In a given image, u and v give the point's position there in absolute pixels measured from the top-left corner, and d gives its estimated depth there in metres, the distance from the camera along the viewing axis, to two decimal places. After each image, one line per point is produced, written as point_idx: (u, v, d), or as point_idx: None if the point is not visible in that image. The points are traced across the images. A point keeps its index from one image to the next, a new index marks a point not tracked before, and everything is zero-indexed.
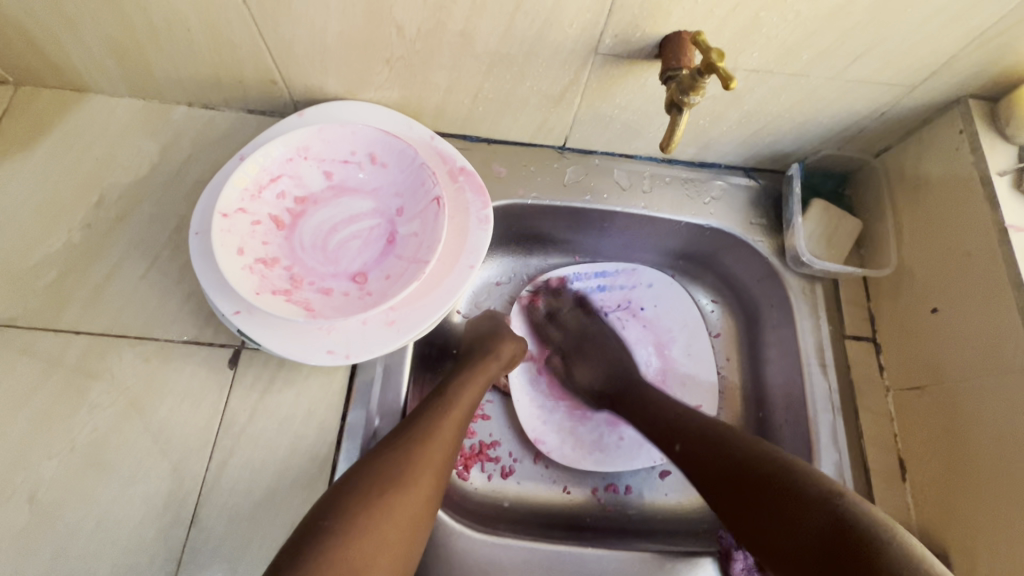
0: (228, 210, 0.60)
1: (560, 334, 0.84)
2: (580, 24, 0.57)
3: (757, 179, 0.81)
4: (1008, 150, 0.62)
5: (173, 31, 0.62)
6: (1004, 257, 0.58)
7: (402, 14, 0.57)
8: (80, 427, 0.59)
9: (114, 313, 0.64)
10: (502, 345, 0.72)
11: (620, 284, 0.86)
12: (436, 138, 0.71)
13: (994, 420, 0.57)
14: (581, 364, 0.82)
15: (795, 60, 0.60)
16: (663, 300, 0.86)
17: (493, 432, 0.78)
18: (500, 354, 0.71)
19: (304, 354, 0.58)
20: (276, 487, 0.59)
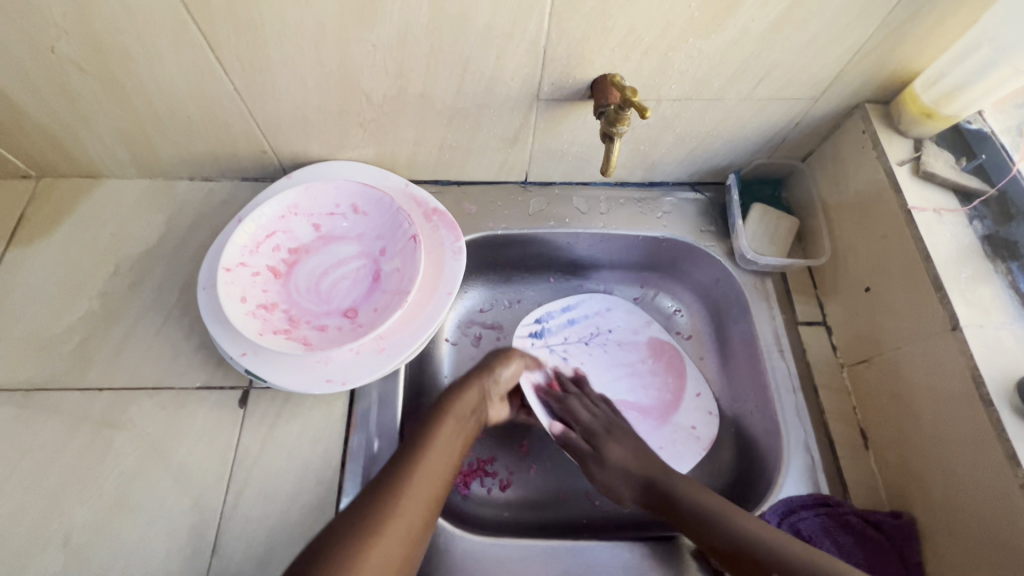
0: (231, 265, 0.68)
1: (588, 415, 0.80)
2: (521, 76, 0.67)
3: (702, 192, 0.90)
4: (905, 142, 0.71)
5: (175, 118, 0.72)
6: (913, 233, 0.65)
7: (369, 84, 0.67)
8: (107, 474, 0.65)
9: (133, 368, 0.71)
10: (489, 373, 0.76)
11: (586, 316, 0.92)
12: (410, 185, 0.80)
13: (926, 378, 0.63)
14: (614, 445, 0.75)
15: (708, 87, 0.70)
16: (629, 319, 0.92)
17: (489, 448, 0.83)
18: (485, 381, 0.75)
19: (304, 384, 0.65)
20: (288, 510, 0.64)
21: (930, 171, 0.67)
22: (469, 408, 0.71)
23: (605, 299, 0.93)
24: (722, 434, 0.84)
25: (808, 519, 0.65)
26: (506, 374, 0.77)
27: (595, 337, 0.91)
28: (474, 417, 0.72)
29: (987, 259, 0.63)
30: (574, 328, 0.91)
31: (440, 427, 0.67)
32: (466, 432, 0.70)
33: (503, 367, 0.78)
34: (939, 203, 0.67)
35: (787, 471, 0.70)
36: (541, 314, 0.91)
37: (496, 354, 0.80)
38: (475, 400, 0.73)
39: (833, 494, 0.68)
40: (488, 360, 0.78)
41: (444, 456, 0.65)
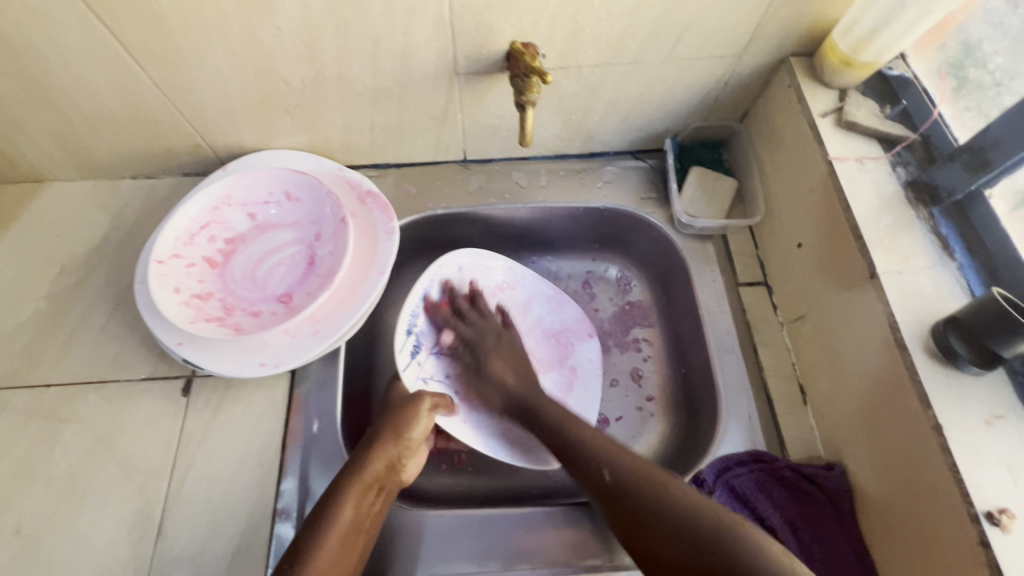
0: (163, 257, 0.70)
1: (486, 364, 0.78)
2: (434, 51, 0.67)
3: (644, 159, 0.90)
4: (830, 93, 0.70)
5: (102, 116, 0.73)
6: (835, 184, 0.65)
7: (285, 69, 0.68)
8: (56, 465, 0.67)
9: (80, 363, 0.73)
10: (401, 433, 0.67)
11: (445, 291, 0.83)
12: (344, 169, 0.80)
13: (851, 331, 0.63)
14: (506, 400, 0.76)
15: (626, 50, 0.69)
16: (487, 279, 0.87)
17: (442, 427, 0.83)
18: (396, 442, 0.66)
19: (239, 369, 0.66)
20: (229, 491, 0.65)
21: (852, 120, 0.66)
22: (377, 478, 0.63)
23: (457, 259, 0.83)
24: (671, 399, 0.84)
25: (742, 475, 0.66)
26: (421, 429, 0.69)
27: (465, 311, 0.85)
28: (384, 489, 0.63)
29: (909, 206, 0.63)
30: (445, 311, 0.83)
31: (341, 508, 0.59)
32: (376, 508, 0.62)
33: (416, 422, 0.69)
34: (861, 152, 0.66)
35: (725, 431, 0.70)
36: (409, 321, 0.78)
37: (408, 401, 0.71)
38: (385, 467, 0.64)
39: (770, 450, 0.69)
40: (400, 413, 0.69)
41: (345, 545, 0.57)
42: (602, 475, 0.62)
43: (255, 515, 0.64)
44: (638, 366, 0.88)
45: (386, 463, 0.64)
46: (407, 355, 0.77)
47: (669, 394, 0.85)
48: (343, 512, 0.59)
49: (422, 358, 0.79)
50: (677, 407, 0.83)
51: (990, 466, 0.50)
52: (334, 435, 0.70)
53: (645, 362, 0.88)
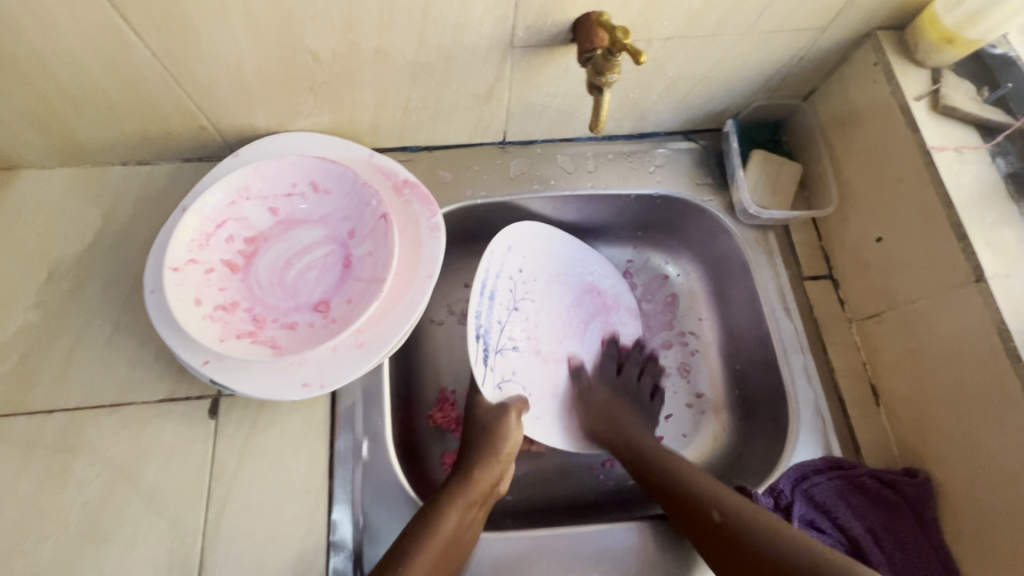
0: (178, 264, 0.60)
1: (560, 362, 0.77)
2: (491, 21, 0.58)
3: (696, 140, 0.82)
4: (922, 74, 0.64)
5: (87, 94, 0.61)
6: (932, 177, 0.60)
7: (313, 40, 0.57)
8: (70, 504, 0.59)
9: (85, 384, 0.64)
10: (502, 446, 0.67)
11: (500, 276, 0.75)
12: (375, 155, 0.71)
13: (946, 336, 0.59)
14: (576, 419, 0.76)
15: (705, 22, 0.61)
16: (533, 254, 0.80)
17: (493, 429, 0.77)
18: (500, 457, 0.67)
19: (278, 391, 0.59)
20: (276, 524, 0.59)
21: (950, 105, 0.61)
22: (482, 493, 0.64)
23: (506, 239, 0.76)
24: (726, 397, 0.80)
25: (822, 484, 0.63)
26: (517, 442, 0.69)
27: (517, 294, 0.78)
28: (484, 505, 0.64)
29: (1012, 201, 0.59)
30: (501, 297, 0.75)
31: (446, 516, 0.59)
32: (477, 523, 0.62)
33: (514, 435, 0.68)
34: (959, 140, 0.61)
35: (798, 435, 0.67)
36: (476, 324, 0.70)
37: (498, 410, 0.69)
38: (488, 484, 0.65)
39: (846, 457, 0.66)
40: (495, 424, 0.68)
41: (446, 553, 0.57)
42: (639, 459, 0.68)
43: (309, 549, 0.58)
44: (686, 361, 0.84)
45: (489, 482, 0.66)
46: (482, 364, 0.70)
47: (722, 391, 0.81)
48: (448, 520, 0.59)
49: (493, 361, 0.72)
50: (731, 404, 0.80)
51: None
52: (385, 457, 0.64)
53: (695, 357, 0.84)
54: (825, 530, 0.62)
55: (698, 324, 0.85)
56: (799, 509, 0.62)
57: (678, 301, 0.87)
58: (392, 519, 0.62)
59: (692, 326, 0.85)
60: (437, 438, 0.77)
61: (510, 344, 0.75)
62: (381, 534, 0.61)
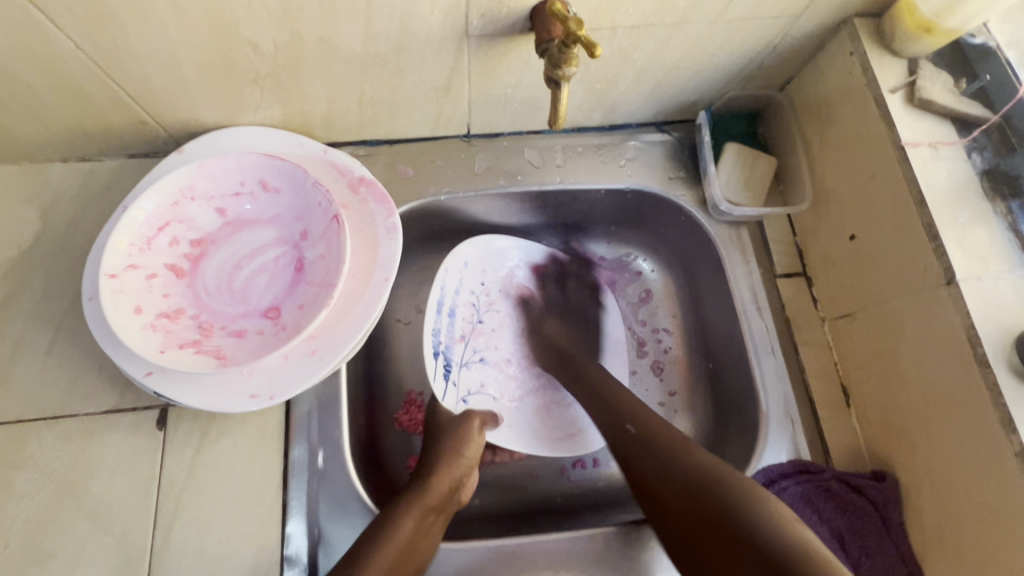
0: (116, 269, 0.57)
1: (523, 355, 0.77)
2: (442, 9, 0.54)
3: (670, 132, 0.79)
4: (899, 64, 0.61)
5: (12, 89, 0.57)
6: (905, 173, 0.57)
7: (250, 29, 0.53)
8: (10, 522, 0.56)
9: (25, 396, 0.61)
10: (461, 451, 0.66)
11: (459, 292, 0.79)
12: (329, 150, 0.67)
13: (916, 339, 0.58)
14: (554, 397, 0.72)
15: (672, 9, 0.58)
16: (492, 270, 0.82)
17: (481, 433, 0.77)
18: (461, 460, 0.66)
19: (225, 403, 0.56)
20: (228, 538, 0.57)
21: (927, 98, 0.58)
22: (441, 498, 0.62)
23: (461, 254, 0.79)
24: (698, 396, 0.79)
25: (789, 488, 0.62)
26: (475, 447, 0.68)
27: (479, 308, 0.81)
28: (445, 510, 0.62)
29: (986, 199, 0.56)
30: (463, 311, 0.79)
31: (400, 521, 0.57)
32: (436, 529, 0.60)
33: (471, 442, 0.68)
34: (935, 135, 0.58)
35: (767, 437, 0.66)
36: (433, 341, 0.73)
37: (457, 421, 0.69)
38: (448, 488, 0.63)
39: (814, 460, 0.65)
40: (455, 431, 0.68)
41: (401, 561, 0.55)
42: (625, 428, 0.64)
43: (261, 564, 0.57)
44: (658, 360, 0.82)
45: (449, 485, 0.64)
46: (441, 379, 0.73)
47: (694, 391, 0.79)
48: (403, 527, 0.57)
49: (455, 375, 0.76)
50: (703, 405, 0.78)
51: None
52: (341, 468, 0.62)
53: (668, 356, 0.82)
54: None
55: (673, 323, 0.83)
56: None
57: (652, 300, 0.85)
58: (349, 531, 0.60)
59: (665, 323, 0.83)
60: (403, 442, 0.75)
61: (475, 357, 0.79)
62: (337, 546, 0.59)
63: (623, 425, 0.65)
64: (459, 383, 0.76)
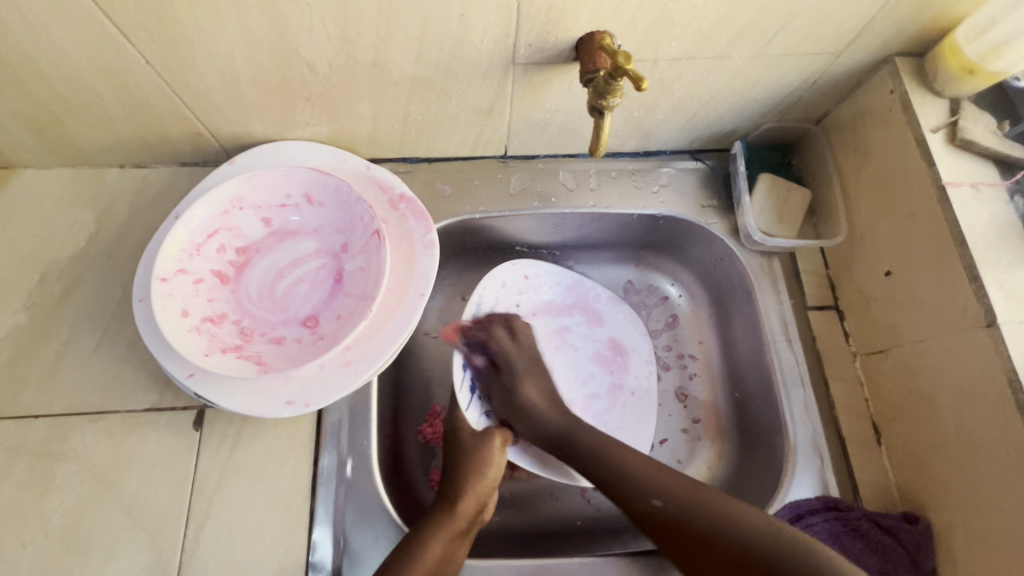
0: (166, 274, 0.59)
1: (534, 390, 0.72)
2: (492, 38, 0.56)
3: (704, 160, 0.80)
4: (940, 104, 0.61)
5: (83, 98, 0.61)
6: (946, 213, 0.57)
7: (309, 52, 0.56)
8: (51, 512, 0.58)
9: (71, 390, 0.63)
10: (485, 471, 0.66)
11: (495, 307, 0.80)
12: (371, 167, 0.70)
13: (954, 379, 0.57)
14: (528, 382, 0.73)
15: (715, 44, 0.59)
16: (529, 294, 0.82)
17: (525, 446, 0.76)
18: (484, 479, 0.66)
19: (262, 408, 0.58)
20: (255, 541, 0.58)
21: (969, 138, 0.58)
22: (467, 518, 0.62)
23: (499, 276, 0.80)
24: (724, 425, 0.78)
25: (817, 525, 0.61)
26: (499, 466, 0.68)
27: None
28: (470, 532, 0.63)
29: None
30: None
31: (429, 542, 0.58)
32: (462, 552, 0.60)
33: (494, 460, 0.68)
34: (976, 177, 0.58)
35: (794, 472, 0.65)
36: (461, 356, 0.75)
37: (480, 438, 0.69)
38: (474, 508, 0.64)
39: (843, 497, 0.63)
40: (477, 449, 0.68)
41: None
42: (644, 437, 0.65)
43: (287, 569, 0.58)
44: (683, 386, 0.82)
45: (474, 506, 0.64)
46: (466, 392, 0.74)
47: (719, 419, 0.79)
48: (431, 550, 0.57)
49: (481, 390, 0.76)
50: (730, 435, 0.78)
51: None
52: (369, 477, 0.63)
53: (694, 383, 0.82)
54: None
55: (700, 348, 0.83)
56: None
57: (678, 326, 0.85)
58: (374, 542, 0.61)
59: (691, 348, 0.83)
60: (427, 456, 0.76)
61: None
62: (361, 557, 0.60)
63: (649, 500, 0.59)
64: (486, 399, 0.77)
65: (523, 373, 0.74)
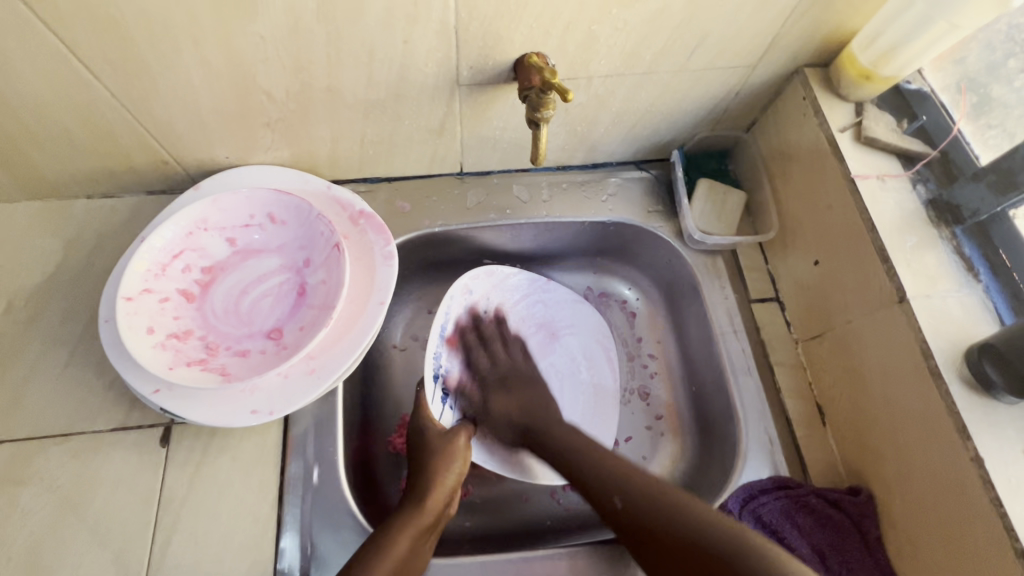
0: (132, 293, 0.62)
1: (489, 363, 0.79)
2: (435, 62, 0.61)
3: (648, 170, 0.86)
4: (846, 107, 0.68)
5: (50, 132, 0.64)
6: (857, 203, 0.63)
7: (266, 80, 0.60)
8: (13, 536, 0.58)
9: (37, 415, 0.64)
10: (450, 465, 0.67)
11: (462, 319, 0.79)
12: (332, 187, 0.74)
13: (878, 353, 0.61)
14: (499, 397, 0.76)
15: (640, 61, 0.65)
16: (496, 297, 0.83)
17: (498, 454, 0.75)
18: (450, 474, 0.67)
19: (227, 418, 0.59)
20: (223, 552, 0.59)
21: (872, 136, 0.65)
22: (435, 515, 0.64)
23: (467, 283, 0.79)
24: (683, 418, 0.81)
25: (768, 503, 0.64)
26: (464, 461, 0.69)
27: (483, 333, 0.81)
28: (436, 527, 0.64)
29: (932, 225, 0.61)
30: (464, 337, 0.79)
31: (395, 539, 0.59)
32: (427, 547, 0.62)
33: (460, 456, 0.69)
34: (883, 169, 0.64)
35: (745, 456, 0.68)
36: (434, 365, 0.74)
37: (445, 436, 0.70)
38: (441, 505, 0.65)
39: (792, 476, 0.67)
40: (441, 446, 0.69)
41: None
42: (613, 503, 0.61)
43: None
44: (645, 384, 0.85)
45: (441, 502, 0.65)
46: (438, 402, 0.74)
47: (679, 413, 0.82)
48: (398, 547, 0.58)
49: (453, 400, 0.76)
50: (689, 428, 0.80)
51: None
52: (335, 483, 0.64)
53: (655, 381, 0.85)
54: None
55: (658, 347, 0.87)
56: None
57: (636, 327, 0.89)
58: (340, 545, 0.62)
59: (650, 348, 0.87)
60: (396, 465, 0.77)
61: (474, 382, 0.79)
62: (328, 560, 0.61)
63: (614, 502, 0.61)
64: (455, 407, 0.76)
65: (495, 385, 0.77)
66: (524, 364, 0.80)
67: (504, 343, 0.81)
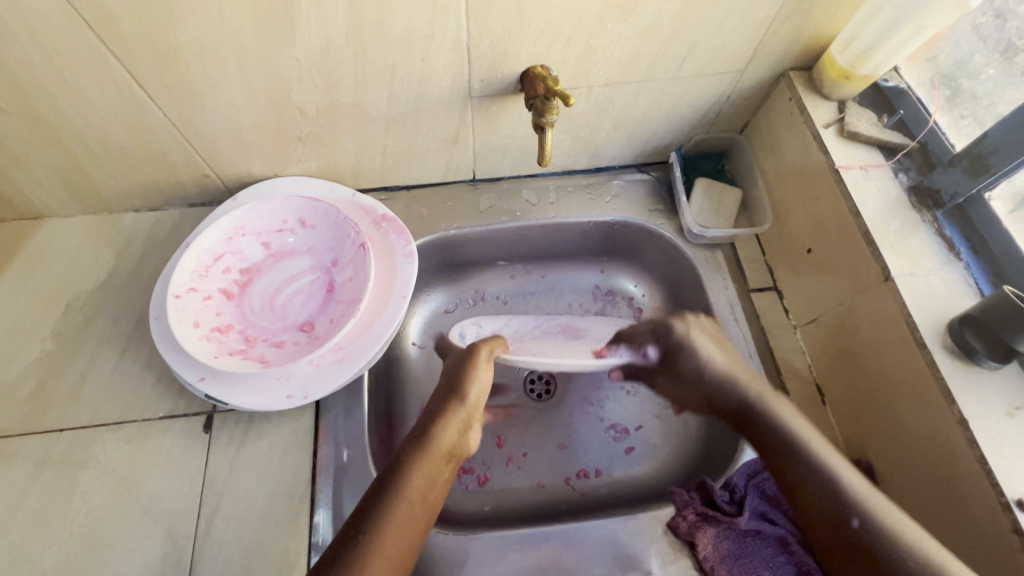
0: (180, 291, 0.68)
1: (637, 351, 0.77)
2: (450, 76, 0.68)
3: (649, 172, 0.91)
4: (829, 105, 0.73)
5: (109, 150, 0.71)
6: (843, 192, 0.68)
7: (300, 98, 0.67)
8: (75, 514, 0.64)
9: (93, 406, 0.70)
10: (462, 395, 0.71)
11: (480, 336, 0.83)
12: (356, 194, 0.80)
13: (869, 331, 0.65)
14: (686, 355, 0.74)
15: (636, 70, 0.71)
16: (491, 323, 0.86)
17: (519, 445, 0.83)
18: (461, 405, 0.70)
19: (266, 402, 0.65)
20: (264, 526, 0.64)
21: (854, 130, 0.70)
22: (449, 445, 0.67)
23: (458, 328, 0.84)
24: None
25: (772, 477, 0.67)
26: (477, 396, 0.72)
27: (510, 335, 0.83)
28: (454, 455, 0.68)
29: (913, 210, 0.66)
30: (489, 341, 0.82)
31: (416, 465, 0.63)
32: (446, 474, 0.66)
33: (476, 384, 0.71)
34: (865, 160, 0.69)
35: (749, 435, 0.71)
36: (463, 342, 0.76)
37: (461, 364, 0.73)
38: (454, 437, 0.68)
39: None
40: (460, 378, 0.72)
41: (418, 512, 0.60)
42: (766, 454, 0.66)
43: (291, 550, 0.63)
44: None
45: (455, 433, 0.68)
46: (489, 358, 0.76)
47: None
48: (417, 472, 0.62)
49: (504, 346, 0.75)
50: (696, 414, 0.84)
51: (1017, 457, 0.52)
52: (363, 464, 0.69)
53: None
54: (776, 521, 0.65)
55: None
56: (751, 501, 0.66)
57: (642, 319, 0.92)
58: None
59: None
60: None
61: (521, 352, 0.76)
62: None
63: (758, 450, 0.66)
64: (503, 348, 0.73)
65: (660, 368, 0.79)
66: (692, 371, 0.75)
67: (641, 342, 0.77)
